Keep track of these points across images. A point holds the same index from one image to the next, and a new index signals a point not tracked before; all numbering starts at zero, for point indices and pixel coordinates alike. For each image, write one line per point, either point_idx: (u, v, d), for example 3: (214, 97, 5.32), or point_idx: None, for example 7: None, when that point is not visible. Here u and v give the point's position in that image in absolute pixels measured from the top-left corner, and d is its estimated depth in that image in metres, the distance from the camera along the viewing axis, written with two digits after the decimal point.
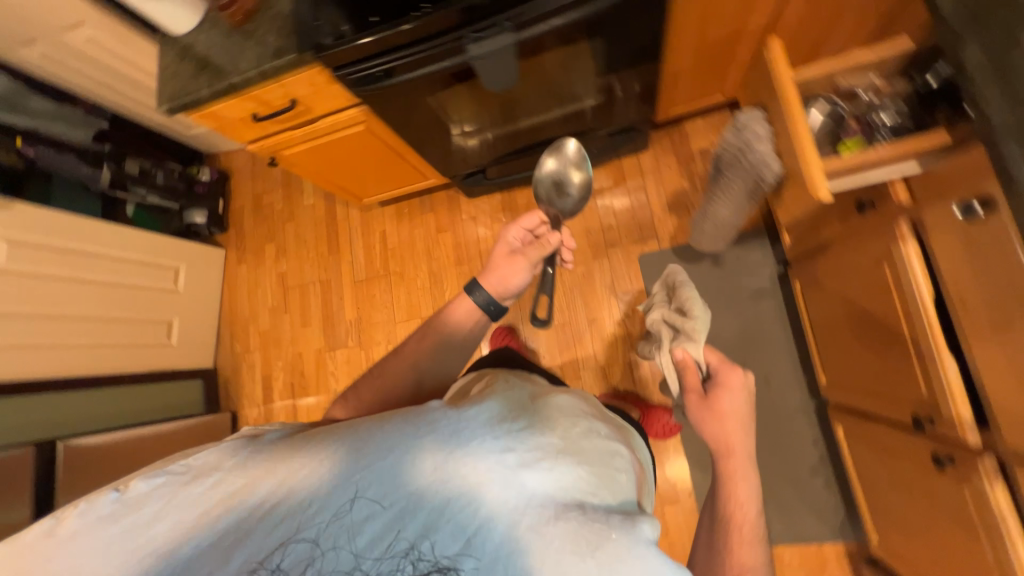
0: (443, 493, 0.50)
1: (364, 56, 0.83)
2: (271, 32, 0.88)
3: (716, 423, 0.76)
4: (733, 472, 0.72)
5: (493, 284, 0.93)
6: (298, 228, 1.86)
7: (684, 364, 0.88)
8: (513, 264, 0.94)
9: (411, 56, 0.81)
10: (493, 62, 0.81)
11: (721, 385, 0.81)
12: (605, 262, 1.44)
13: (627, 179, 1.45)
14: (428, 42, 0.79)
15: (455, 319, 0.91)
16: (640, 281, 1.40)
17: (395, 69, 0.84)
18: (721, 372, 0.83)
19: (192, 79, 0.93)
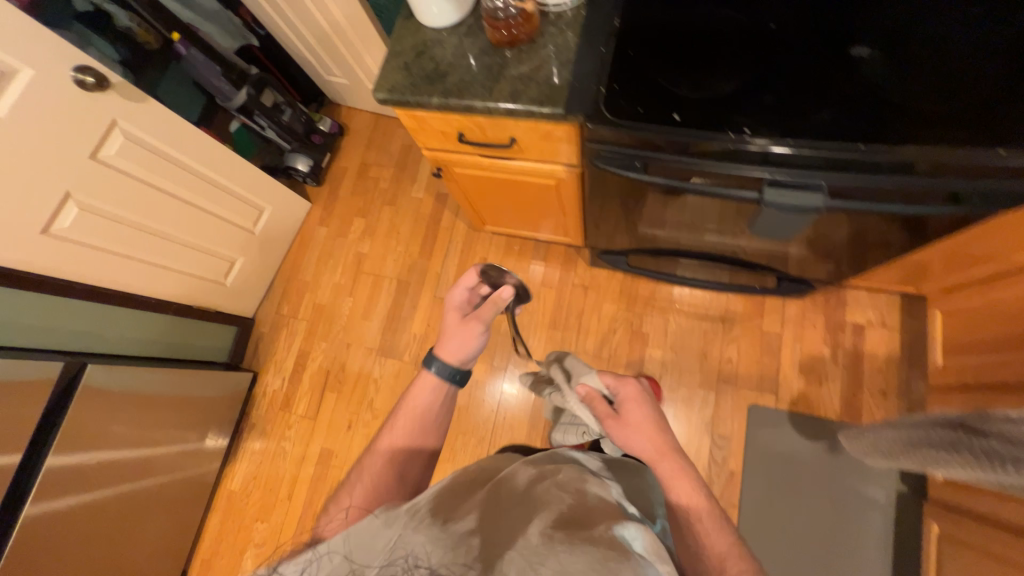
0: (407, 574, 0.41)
1: (638, 142, 0.70)
2: (534, 67, 0.75)
3: (640, 438, 0.72)
4: (668, 475, 0.69)
5: (451, 352, 0.80)
6: (395, 214, 1.74)
7: (590, 399, 0.79)
8: (469, 332, 0.82)
9: (692, 163, 0.69)
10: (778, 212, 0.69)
11: (625, 407, 0.76)
12: (711, 395, 1.32)
13: (764, 320, 1.34)
14: (724, 161, 0.67)
15: (427, 398, 0.78)
16: (742, 430, 1.28)
17: (661, 167, 0.72)
18: (623, 390, 0.78)
19: (420, 79, 0.80)
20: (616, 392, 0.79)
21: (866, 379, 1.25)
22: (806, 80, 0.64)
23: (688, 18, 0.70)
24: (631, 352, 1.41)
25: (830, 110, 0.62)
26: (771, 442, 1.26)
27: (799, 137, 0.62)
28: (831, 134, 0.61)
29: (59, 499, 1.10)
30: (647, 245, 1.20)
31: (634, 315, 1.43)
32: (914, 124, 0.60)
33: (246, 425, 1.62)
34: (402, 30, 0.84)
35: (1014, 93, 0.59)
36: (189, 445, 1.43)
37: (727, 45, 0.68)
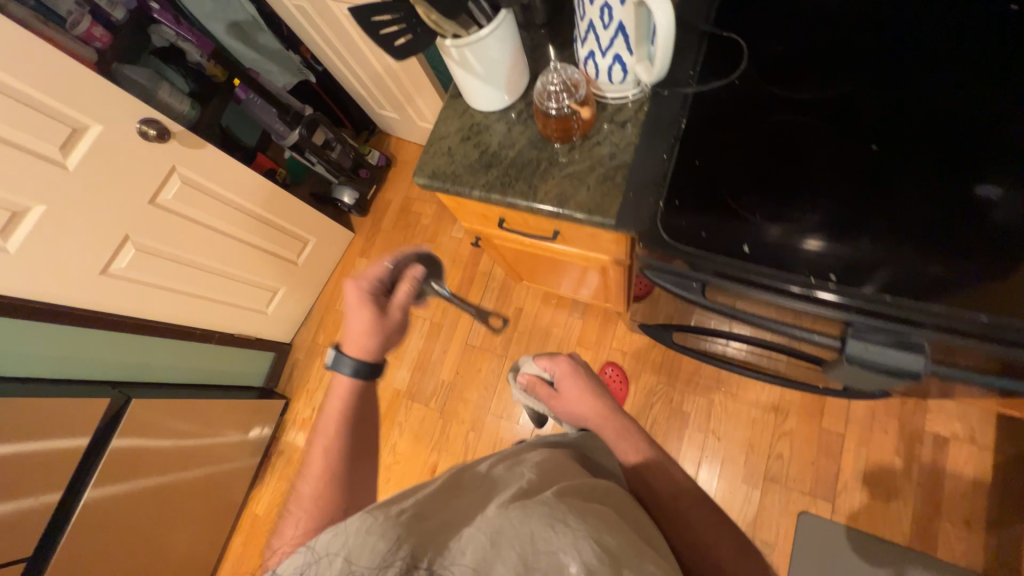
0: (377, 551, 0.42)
1: (701, 254, 0.59)
2: (585, 168, 0.69)
3: (577, 402, 0.89)
4: (613, 431, 0.82)
5: (363, 349, 0.70)
6: (434, 252, 1.73)
7: (534, 386, 0.96)
8: (384, 326, 0.71)
9: (765, 289, 0.57)
10: (864, 362, 0.55)
11: (561, 384, 0.93)
12: (754, 494, 1.20)
13: (824, 418, 1.20)
14: (805, 295, 0.55)
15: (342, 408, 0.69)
16: (789, 539, 1.15)
17: (724, 285, 0.59)
18: (559, 367, 0.95)
19: (463, 167, 0.75)
20: (551, 370, 0.96)
21: (945, 503, 1.08)
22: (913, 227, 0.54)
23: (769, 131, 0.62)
24: (668, 431, 1.30)
25: (937, 266, 0.53)
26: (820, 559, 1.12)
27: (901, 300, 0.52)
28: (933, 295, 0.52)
29: (95, 526, 1.15)
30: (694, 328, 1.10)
31: (675, 390, 1.32)
32: None
33: (274, 450, 1.66)
34: (448, 110, 0.79)
35: None
36: (222, 469, 1.48)
37: (816, 170, 0.58)
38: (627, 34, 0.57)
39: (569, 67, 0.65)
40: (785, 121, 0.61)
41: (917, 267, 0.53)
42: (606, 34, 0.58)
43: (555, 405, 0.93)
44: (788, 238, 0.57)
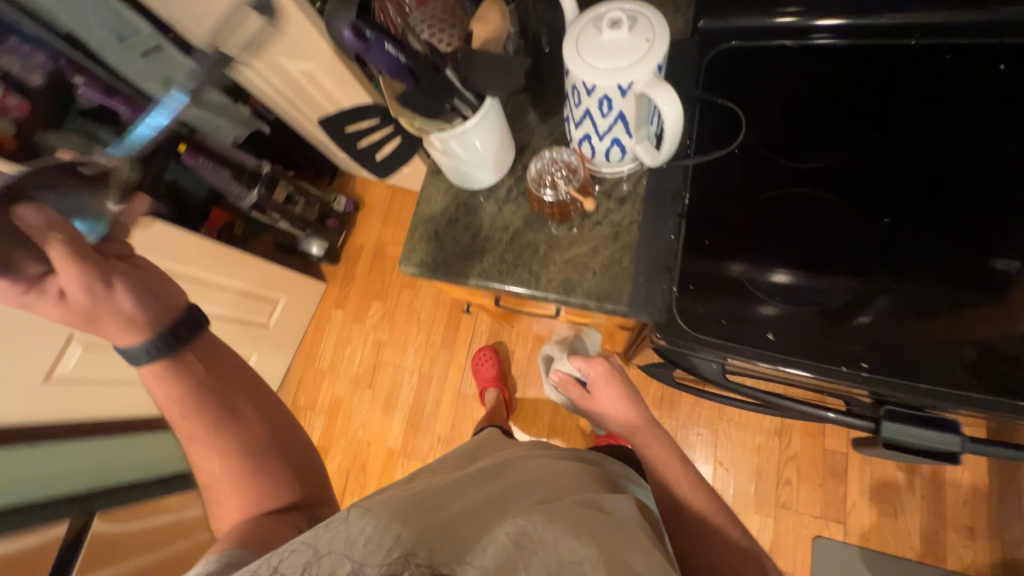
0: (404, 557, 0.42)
1: (722, 340, 0.56)
2: (588, 251, 0.64)
3: (614, 410, 0.85)
4: (648, 439, 0.79)
5: (121, 334, 0.52)
6: (416, 298, 1.65)
7: (564, 381, 0.93)
8: (116, 291, 0.51)
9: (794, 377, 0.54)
10: (906, 439, 0.54)
11: (596, 386, 0.87)
12: (770, 521, 1.19)
13: (827, 439, 1.21)
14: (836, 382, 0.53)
15: (176, 386, 0.53)
16: (807, 566, 1.15)
17: (746, 369, 0.58)
18: (592, 369, 0.87)
19: (453, 252, 0.69)
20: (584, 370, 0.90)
21: (949, 511, 1.11)
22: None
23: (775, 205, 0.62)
24: None
25: None
26: None
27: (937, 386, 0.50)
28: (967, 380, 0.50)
29: None
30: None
31: (679, 423, 1.30)
32: None
33: None
34: (431, 189, 0.72)
35: None
36: None
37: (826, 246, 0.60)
38: (623, 121, 0.53)
39: (565, 149, 0.61)
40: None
41: None
42: (604, 121, 0.54)
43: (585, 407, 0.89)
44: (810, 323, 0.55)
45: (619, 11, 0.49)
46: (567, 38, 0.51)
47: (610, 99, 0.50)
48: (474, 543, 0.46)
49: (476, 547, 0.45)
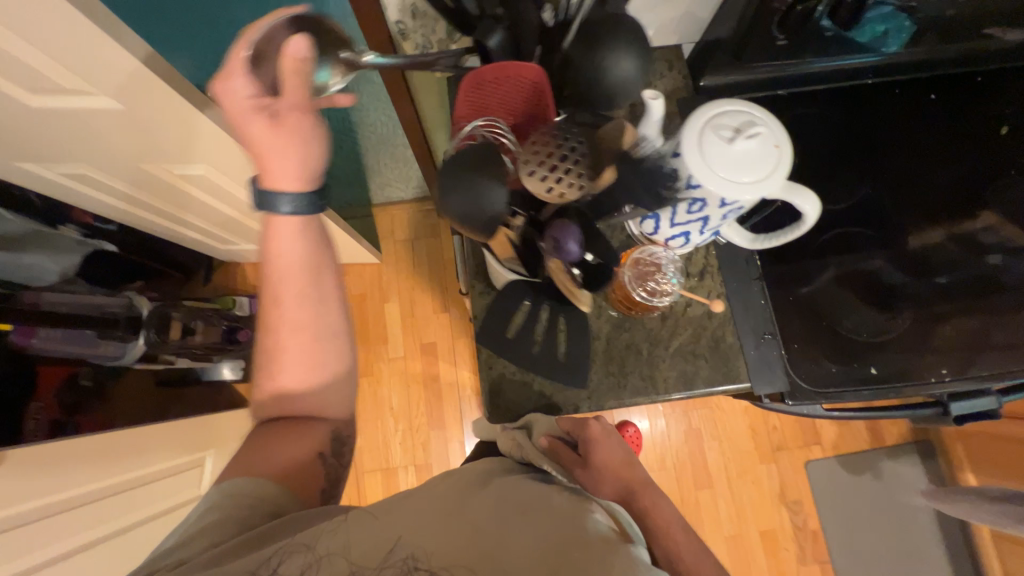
0: (431, 542, 0.50)
1: (833, 387, 0.61)
2: (692, 336, 0.62)
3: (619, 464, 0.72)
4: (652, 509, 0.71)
5: (293, 179, 0.56)
6: (378, 385, 1.42)
7: (557, 445, 0.70)
8: (306, 141, 0.54)
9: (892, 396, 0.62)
10: (969, 408, 0.65)
11: (593, 443, 0.73)
12: (772, 465, 1.39)
13: None
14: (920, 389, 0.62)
15: (300, 246, 0.61)
16: (809, 488, 1.38)
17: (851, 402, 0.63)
18: (591, 425, 0.75)
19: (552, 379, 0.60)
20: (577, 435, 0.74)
21: None
22: (959, 301, 0.67)
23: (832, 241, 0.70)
24: (691, 451, 1.40)
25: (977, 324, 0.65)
26: (833, 489, 1.37)
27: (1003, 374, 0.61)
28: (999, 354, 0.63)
29: None
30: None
31: (681, 413, 1.41)
32: None
33: None
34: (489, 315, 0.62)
35: None
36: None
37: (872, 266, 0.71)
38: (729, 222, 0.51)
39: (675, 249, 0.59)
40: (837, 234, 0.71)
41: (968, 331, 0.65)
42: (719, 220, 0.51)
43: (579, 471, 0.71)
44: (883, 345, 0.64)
45: (740, 116, 0.45)
46: (684, 141, 0.46)
47: (731, 214, 0.49)
48: (462, 537, 0.51)
49: (462, 536, 0.51)
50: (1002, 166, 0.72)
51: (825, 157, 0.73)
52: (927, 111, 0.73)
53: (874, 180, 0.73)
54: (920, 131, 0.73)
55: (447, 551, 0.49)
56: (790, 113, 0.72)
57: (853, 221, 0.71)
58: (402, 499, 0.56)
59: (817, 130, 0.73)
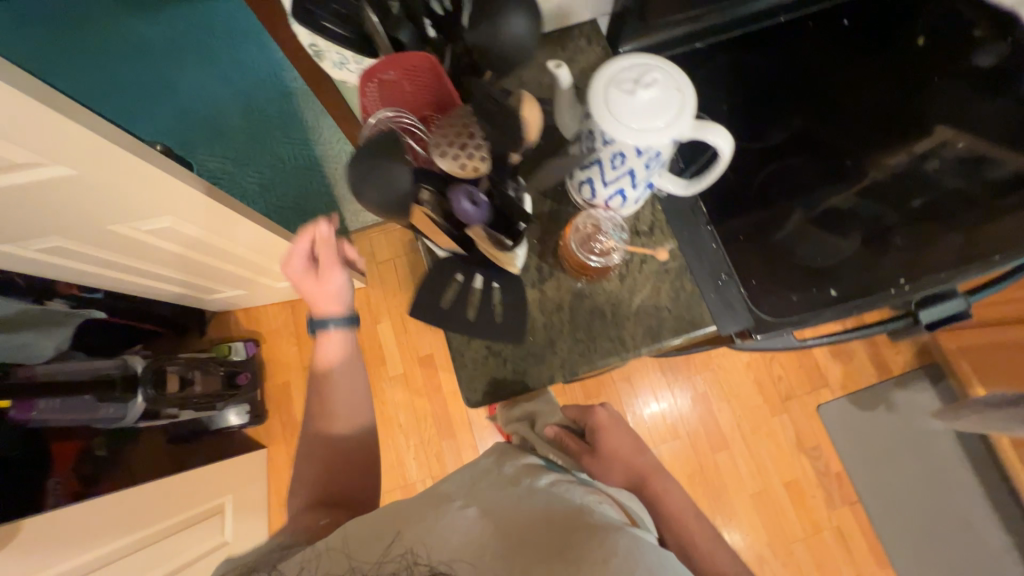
0: (431, 540, 0.54)
1: (796, 319, 0.62)
2: (651, 291, 0.63)
3: (614, 440, 0.84)
4: (659, 492, 0.81)
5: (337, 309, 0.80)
6: (383, 406, 1.44)
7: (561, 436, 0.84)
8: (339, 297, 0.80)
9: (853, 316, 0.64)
10: (930, 317, 0.66)
11: (601, 430, 0.85)
12: (785, 416, 1.39)
13: None
14: (876, 308, 0.64)
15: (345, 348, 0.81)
16: (824, 431, 1.37)
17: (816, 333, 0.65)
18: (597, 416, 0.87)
19: (525, 357, 0.62)
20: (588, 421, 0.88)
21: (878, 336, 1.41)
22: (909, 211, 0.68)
23: (784, 179, 0.71)
24: (702, 416, 1.40)
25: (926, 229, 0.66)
26: (849, 429, 1.37)
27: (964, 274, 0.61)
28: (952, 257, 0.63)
29: None
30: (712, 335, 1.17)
31: (685, 382, 1.41)
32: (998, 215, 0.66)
33: None
34: None
35: None
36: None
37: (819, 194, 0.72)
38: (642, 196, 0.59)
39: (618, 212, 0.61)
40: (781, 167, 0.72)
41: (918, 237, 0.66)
42: (644, 172, 0.52)
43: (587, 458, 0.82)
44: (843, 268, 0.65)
45: (636, 67, 0.47)
46: (590, 106, 0.48)
47: (652, 164, 0.51)
48: (462, 525, 0.57)
49: (461, 523, 0.57)
50: (927, 72, 0.73)
51: (753, 105, 0.74)
52: (845, 39, 0.75)
53: (813, 113, 0.74)
54: (842, 59, 0.75)
55: (444, 548, 0.53)
56: (712, 64, 0.75)
57: (798, 156, 0.72)
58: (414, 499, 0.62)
59: (743, 77, 0.75)
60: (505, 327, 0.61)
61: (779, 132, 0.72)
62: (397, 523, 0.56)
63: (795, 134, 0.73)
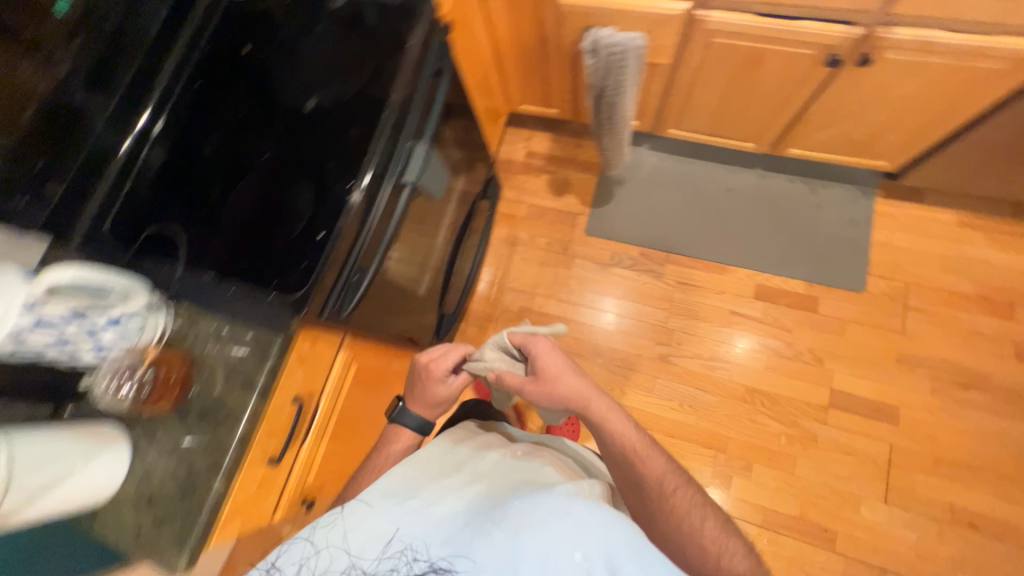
0: (439, 528, 0.64)
1: (330, 270, 0.73)
2: (233, 356, 0.73)
3: (553, 357, 0.80)
4: (603, 412, 0.78)
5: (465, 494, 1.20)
6: None
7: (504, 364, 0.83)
8: None
9: (370, 228, 0.78)
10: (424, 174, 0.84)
11: (535, 353, 0.81)
12: (577, 258, 1.54)
13: (517, 212, 1.62)
14: (374, 209, 0.77)
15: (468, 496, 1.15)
16: (606, 239, 1.54)
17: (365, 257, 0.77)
18: (538, 342, 0.81)
19: (186, 497, 0.67)
20: (525, 345, 0.82)
21: (567, 154, 1.64)
22: (325, 125, 0.79)
23: (241, 200, 0.78)
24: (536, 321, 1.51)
25: (344, 129, 0.78)
26: (615, 221, 1.55)
27: (375, 142, 0.76)
28: (367, 136, 0.77)
29: None
30: (432, 306, 1.23)
31: (502, 314, 1.53)
32: (368, 79, 0.81)
33: None
34: (107, 524, 0.66)
35: (361, 29, 0.85)
36: None
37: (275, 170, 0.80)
38: (150, 310, 0.67)
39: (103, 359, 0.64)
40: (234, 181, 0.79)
41: (342, 139, 0.78)
42: (69, 325, 0.59)
43: (530, 390, 0.79)
44: (322, 207, 0.75)
45: None
46: None
47: (81, 320, 0.60)
48: (448, 512, 0.66)
49: (448, 510, 0.66)
50: (248, 44, 0.87)
51: (181, 182, 0.81)
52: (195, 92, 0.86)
53: (221, 143, 0.83)
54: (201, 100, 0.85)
55: (448, 531, 0.63)
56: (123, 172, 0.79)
57: (238, 178, 0.80)
58: (399, 488, 0.69)
59: (153, 177, 0.81)
60: (157, 495, 0.67)
61: (213, 182, 0.80)
62: (400, 516, 0.65)
63: (223, 156, 0.82)
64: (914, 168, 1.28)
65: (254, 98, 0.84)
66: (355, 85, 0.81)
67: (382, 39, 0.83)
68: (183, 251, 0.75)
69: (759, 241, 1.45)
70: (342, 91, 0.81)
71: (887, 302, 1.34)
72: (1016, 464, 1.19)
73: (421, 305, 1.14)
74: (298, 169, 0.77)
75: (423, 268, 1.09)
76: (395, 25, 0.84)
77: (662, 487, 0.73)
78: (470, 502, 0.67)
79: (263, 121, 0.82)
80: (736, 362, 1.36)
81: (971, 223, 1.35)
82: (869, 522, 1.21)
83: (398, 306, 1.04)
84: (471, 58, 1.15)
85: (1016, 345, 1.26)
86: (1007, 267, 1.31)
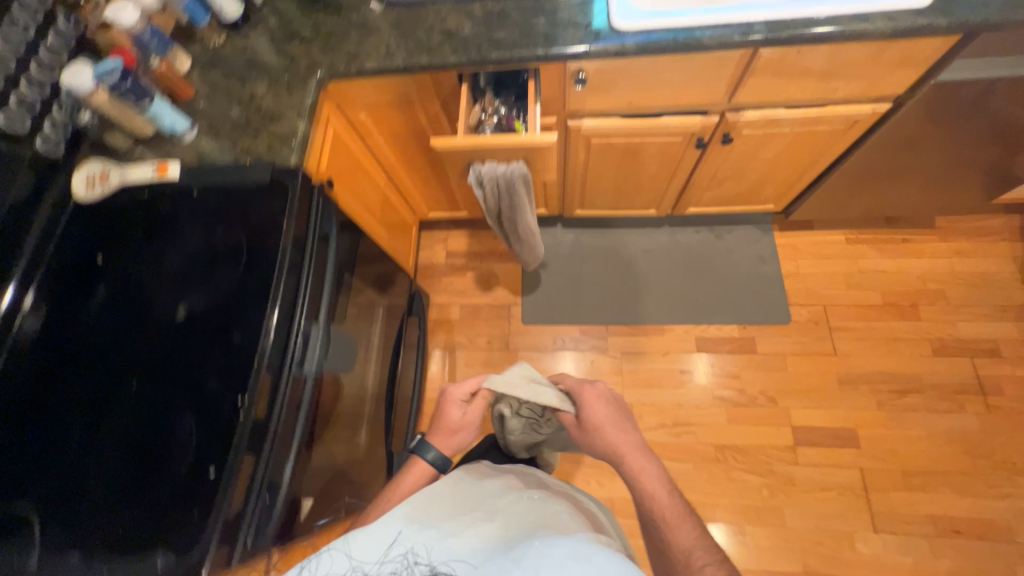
0: (456, 555, 0.61)
1: (231, 512, 0.61)
2: None
3: (600, 407, 0.81)
4: (636, 471, 0.76)
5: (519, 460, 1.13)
6: None
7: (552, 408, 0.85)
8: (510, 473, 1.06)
9: (273, 440, 0.67)
10: None
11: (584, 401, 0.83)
12: (522, 350, 1.50)
13: (450, 315, 1.57)
14: (275, 416, 0.68)
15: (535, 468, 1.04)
16: (545, 323, 1.52)
17: (275, 476, 0.67)
18: (586, 390, 0.83)
19: None
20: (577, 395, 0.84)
21: (488, 247, 1.64)
22: (202, 334, 0.71)
23: (111, 447, 0.65)
24: None
25: (226, 334, 0.70)
26: (549, 303, 1.54)
27: (264, 343, 0.69)
28: (252, 338, 0.69)
29: None
30: (379, 455, 1.12)
31: None
32: (246, 270, 0.74)
33: None
34: None
35: (232, 214, 0.79)
36: None
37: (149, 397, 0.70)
38: None
39: None
40: (95, 422, 0.67)
41: (225, 347, 0.69)
42: None
43: (577, 435, 0.82)
44: (209, 436, 0.64)
45: None
46: None
47: None
48: (471, 535, 0.64)
49: (466, 541, 0.63)
50: (103, 256, 0.79)
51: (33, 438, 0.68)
52: (49, 325, 0.75)
53: (78, 377, 0.71)
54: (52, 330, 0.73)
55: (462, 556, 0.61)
56: None
57: (103, 418, 0.67)
58: (424, 509, 0.65)
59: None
60: None
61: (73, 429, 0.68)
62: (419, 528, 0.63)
63: (80, 391, 0.69)
64: (797, 205, 1.39)
65: (115, 316, 0.75)
66: (232, 280, 0.73)
67: (255, 223, 0.77)
68: (37, 532, 0.62)
69: (686, 294, 1.50)
70: (218, 290, 0.73)
71: (813, 328, 1.41)
72: (972, 457, 1.24)
73: (364, 464, 1.03)
74: (176, 395, 0.67)
75: (358, 423, 0.99)
76: (267, 203, 0.79)
77: (688, 561, 0.66)
78: (492, 530, 0.65)
79: (127, 342, 0.72)
80: (699, 422, 1.35)
81: (857, 238, 1.48)
82: (868, 557, 1.18)
83: (337, 485, 0.92)
84: (361, 194, 1.13)
85: (931, 342, 1.36)
86: (899, 271, 1.44)
